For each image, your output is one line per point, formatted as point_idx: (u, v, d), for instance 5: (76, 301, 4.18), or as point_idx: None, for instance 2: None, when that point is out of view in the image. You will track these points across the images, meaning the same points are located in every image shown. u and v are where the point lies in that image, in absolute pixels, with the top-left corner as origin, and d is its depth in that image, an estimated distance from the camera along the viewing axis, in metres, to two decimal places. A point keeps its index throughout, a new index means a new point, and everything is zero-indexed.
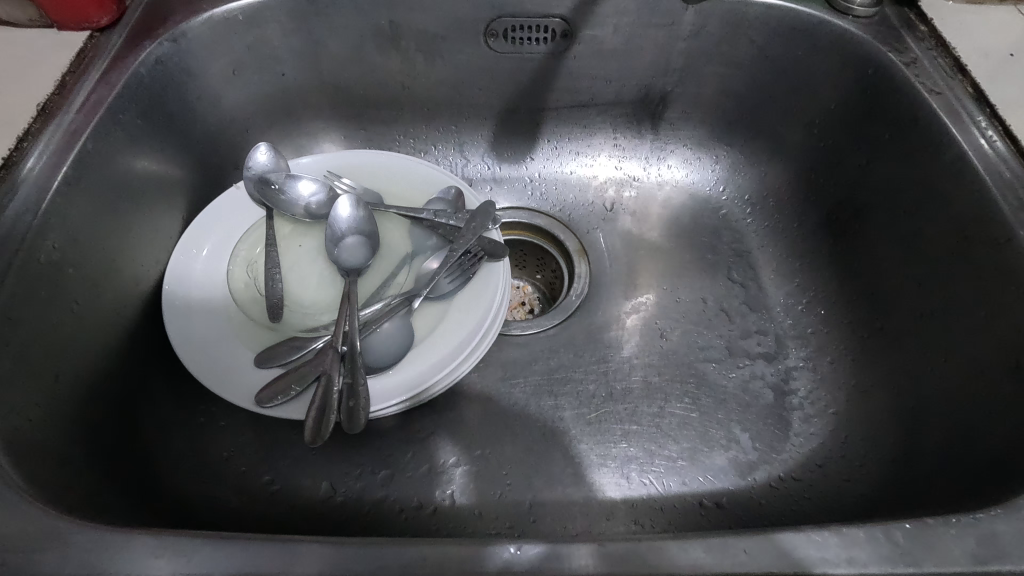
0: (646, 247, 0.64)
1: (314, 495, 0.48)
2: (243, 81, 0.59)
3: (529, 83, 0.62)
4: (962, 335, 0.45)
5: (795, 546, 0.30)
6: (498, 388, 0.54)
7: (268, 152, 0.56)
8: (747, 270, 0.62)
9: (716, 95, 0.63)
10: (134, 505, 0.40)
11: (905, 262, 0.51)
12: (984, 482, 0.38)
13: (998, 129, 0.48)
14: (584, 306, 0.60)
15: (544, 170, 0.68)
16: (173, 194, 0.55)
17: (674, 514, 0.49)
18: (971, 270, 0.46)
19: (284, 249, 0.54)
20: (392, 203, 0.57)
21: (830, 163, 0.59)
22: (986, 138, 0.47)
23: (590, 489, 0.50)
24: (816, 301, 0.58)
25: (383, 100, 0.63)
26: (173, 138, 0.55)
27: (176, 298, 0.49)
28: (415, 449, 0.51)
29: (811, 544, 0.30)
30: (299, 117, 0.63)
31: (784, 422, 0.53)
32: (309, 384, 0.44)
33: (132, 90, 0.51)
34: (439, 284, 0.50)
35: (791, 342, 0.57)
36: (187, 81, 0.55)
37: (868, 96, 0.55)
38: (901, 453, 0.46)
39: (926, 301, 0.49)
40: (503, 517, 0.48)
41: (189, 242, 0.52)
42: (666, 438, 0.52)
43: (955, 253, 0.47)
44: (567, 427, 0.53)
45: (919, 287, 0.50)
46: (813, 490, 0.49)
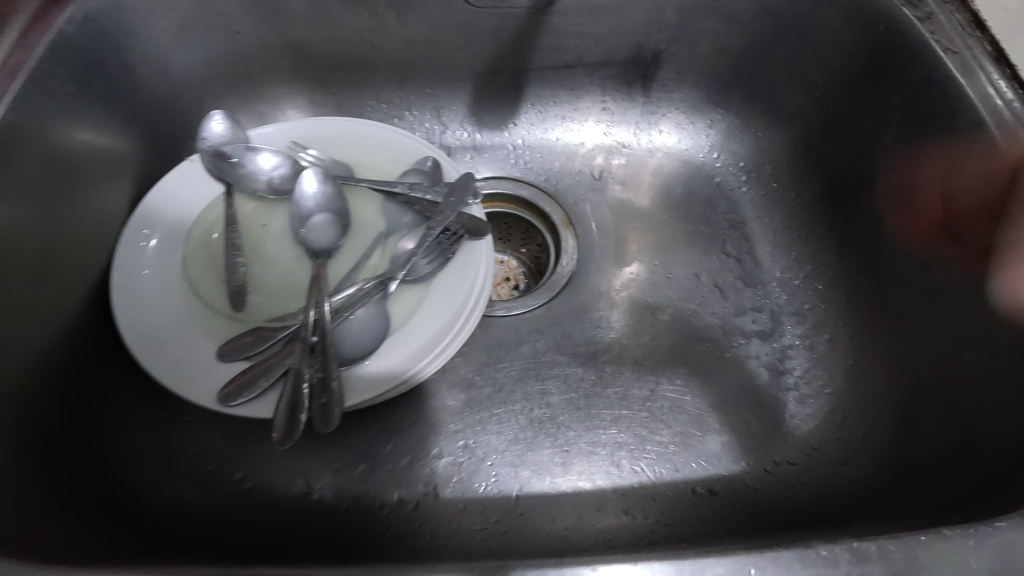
0: (636, 220, 0.60)
1: (288, 492, 0.45)
2: (191, 40, 0.52)
3: (511, 41, 0.57)
4: (972, 315, 0.42)
5: (817, 569, 0.27)
6: (480, 373, 0.52)
7: (223, 121, 0.51)
8: (742, 243, 0.58)
9: (716, 50, 0.57)
10: (86, 518, 0.37)
11: (911, 234, 0.48)
12: (995, 472, 0.35)
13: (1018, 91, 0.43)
14: (572, 283, 0.57)
15: (528, 137, 0.63)
16: (121, 169, 0.49)
17: (667, 502, 0.46)
18: (984, 244, 0.42)
19: (245, 227, 0.49)
20: (363, 176, 0.52)
21: (833, 124, 0.54)
22: (1005, 101, 0.43)
23: (580, 479, 0.47)
24: (815, 275, 0.55)
25: (350, 64, 0.58)
26: (116, 106, 0.49)
27: (127, 288, 0.44)
28: (394, 441, 0.48)
29: (821, 561, 0.27)
30: (259, 82, 0.57)
31: (779, 403, 0.50)
32: (277, 377, 0.42)
33: (57, 53, 0.45)
34: (416, 266, 0.48)
35: (787, 318, 0.54)
36: (126, 41, 0.49)
37: (876, 54, 0.49)
38: (900, 437, 0.43)
39: (933, 275, 0.45)
40: (488, 511, 0.46)
41: (140, 224, 0.47)
42: (657, 422, 0.50)
43: None
44: (556, 413, 0.50)
45: (927, 260, 0.46)
46: (809, 475, 0.46)
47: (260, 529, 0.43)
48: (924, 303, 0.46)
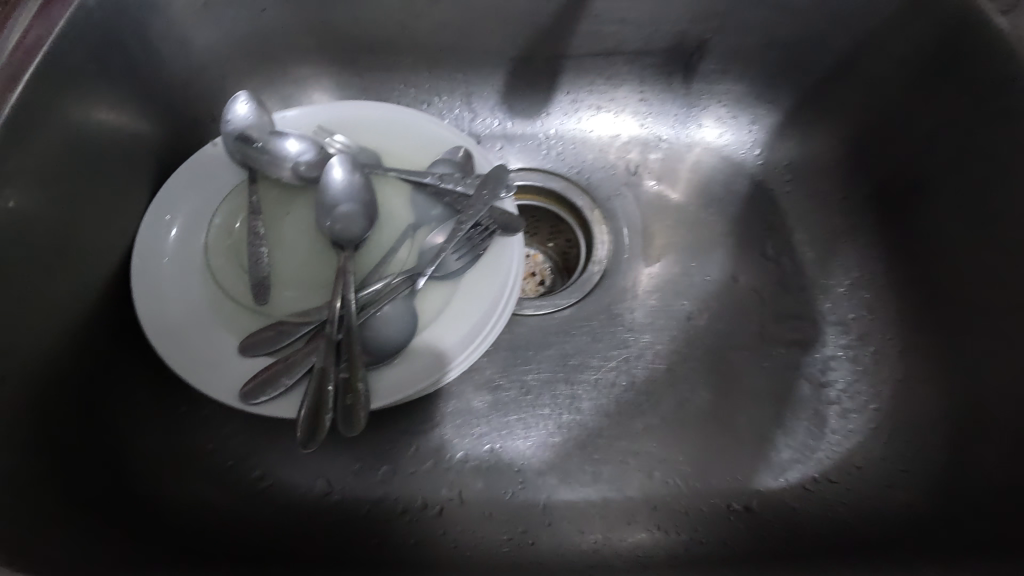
0: (672, 218, 0.57)
1: (308, 492, 0.44)
2: (216, 17, 0.50)
3: (548, 26, 0.54)
4: None
5: None
6: (507, 375, 0.50)
7: (248, 104, 0.49)
8: (784, 246, 0.55)
9: (765, 41, 0.54)
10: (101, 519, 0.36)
11: (973, 245, 0.45)
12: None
13: None
14: (603, 283, 0.54)
15: (561, 127, 0.61)
16: (142, 152, 0.48)
17: (701, 518, 0.44)
18: None
19: (269, 216, 0.47)
20: (391, 164, 0.50)
21: (890, 123, 0.51)
22: None
23: (609, 489, 0.45)
24: (861, 283, 0.52)
25: (379, 45, 0.56)
26: (137, 86, 0.47)
27: (146, 278, 0.43)
28: (418, 442, 0.47)
29: None
30: (284, 62, 0.55)
31: (819, 417, 0.48)
32: (301, 375, 0.40)
33: (76, 28, 0.43)
34: (445, 262, 0.45)
35: (830, 328, 0.51)
36: (148, 17, 0.47)
37: (945, 51, 0.46)
38: (953, 462, 0.41)
39: (998, 291, 0.43)
40: (513, 520, 0.44)
41: (161, 210, 0.45)
42: (690, 433, 0.48)
43: None
44: (585, 420, 0.48)
45: (991, 275, 0.43)
46: (851, 495, 0.44)
47: (280, 530, 0.42)
48: (986, 321, 0.43)
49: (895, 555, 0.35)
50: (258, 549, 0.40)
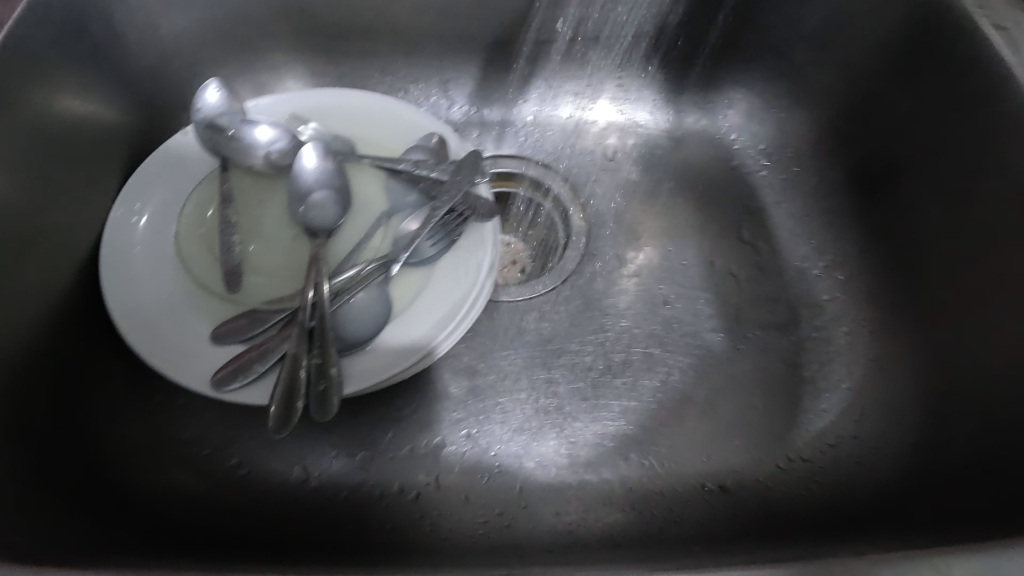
0: (650, 202, 0.57)
1: (286, 480, 0.44)
2: (185, 3, 0.50)
3: (523, 11, 0.54)
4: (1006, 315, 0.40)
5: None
6: (484, 361, 0.50)
7: (219, 92, 0.49)
8: (760, 229, 0.56)
9: (739, 24, 0.54)
10: (74, 507, 0.36)
11: (944, 224, 0.45)
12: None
13: None
14: (581, 269, 0.55)
15: (539, 114, 0.60)
16: (112, 141, 0.47)
17: (677, 499, 0.45)
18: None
19: (242, 205, 0.47)
20: (365, 152, 0.50)
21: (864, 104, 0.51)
22: None
23: (586, 472, 0.46)
24: (836, 265, 0.52)
25: (353, 32, 0.55)
26: (105, 74, 0.47)
27: (117, 267, 0.43)
28: (395, 429, 0.47)
29: None
30: (256, 49, 0.54)
31: (794, 397, 0.48)
32: (273, 362, 0.40)
33: (41, 13, 0.42)
34: (420, 248, 0.45)
35: (806, 309, 0.52)
36: (115, 3, 0.46)
37: (917, 32, 0.46)
38: (924, 438, 0.42)
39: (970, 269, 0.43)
40: (492, 504, 0.44)
41: (132, 198, 0.45)
42: (667, 414, 0.48)
43: (1008, 221, 0.41)
44: (562, 403, 0.48)
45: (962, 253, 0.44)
46: (826, 473, 0.45)
47: (253, 518, 0.42)
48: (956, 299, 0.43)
49: (866, 531, 0.36)
50: (235, 536, 0.40)
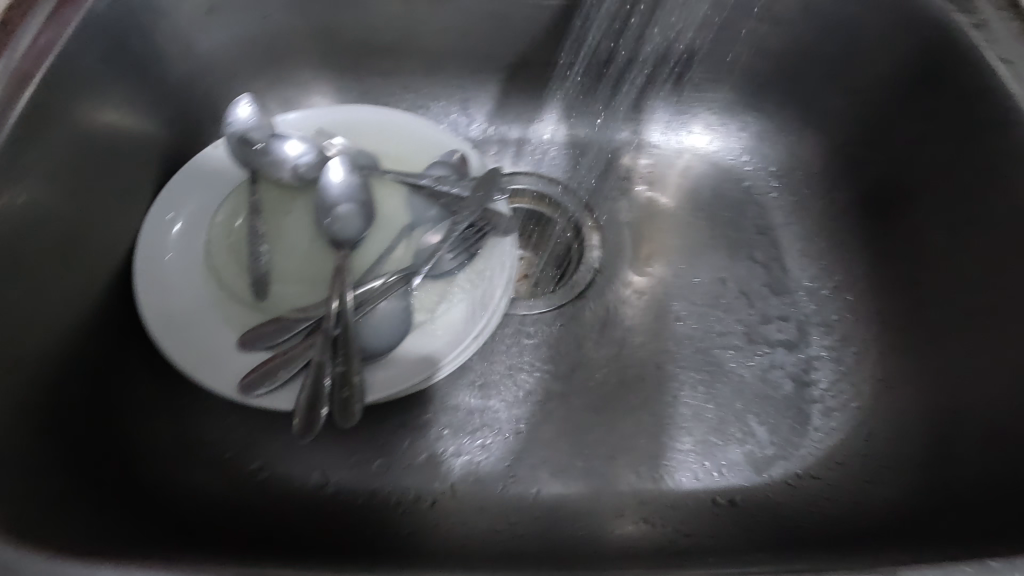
0: (663, 220, 0.59)
1: (304, 485, 0.45)
2: (221, 21, 0.52)
3: (544, 34, 0.56)
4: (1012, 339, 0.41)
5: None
6: (500, 372, 0.51)
7: (250, 107, 0.50)
8: (770, 249, 0.57)
9: (753, 50, 0.56)
10: (107, 504, 0.37)
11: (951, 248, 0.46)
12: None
13: None
14: (595, 284, 0.56)
15: (555, 133, 0.62)
16: (146, 152, 0.49)
17: (687, 512, 0.46)
18: None
19: (270, 216, 0.48)
20: (388, 167, 0.51)
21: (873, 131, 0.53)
22: None
23: (598, 484, 0.47)
24: (845, 286, 0.54)
25: (379, 51, 0.57)
26: (142, 89, 0.49)
27: (150, 273, 0.44)
28: (412, 437, 0.48)
29: None
30: (285, 66, 0.56)
31: (803, 415, 0.49)
32: (298, 370, 0.41)
33: (87, 30, 0.44)
34: (441, 260, 0.47)
35: (815, 328, 0.53)
36: (155, 21, 0.48)
37: (926, 62, 0.48)
38: (932, 458, 0.42)
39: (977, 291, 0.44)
40: (505, 513, 0.45)
41: (165, 208, 0.47)
42: (678, 429, 0.49)
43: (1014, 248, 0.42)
44: (575, 416, 0.49)
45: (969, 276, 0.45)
46: (834, 490, 0.45)
47: (273, 522, 0.43)
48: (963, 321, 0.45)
49: (875, 547, 0.36)
50: (257, 537, 0.41)
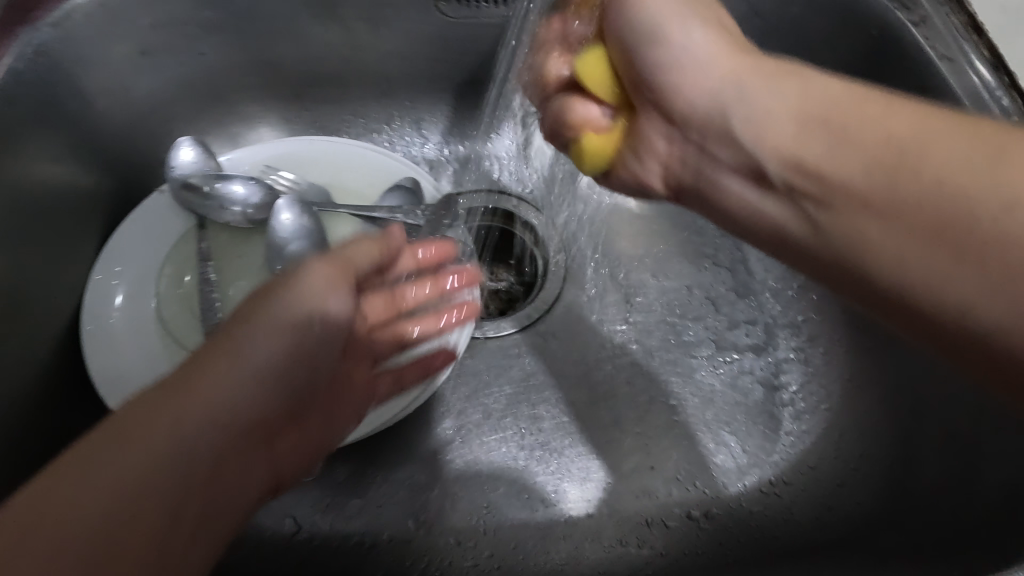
0: (627, 229, 0.58)
1: (277, 533, 0.45)
2: (154, 63, 0.50)
3: (492, 51, 0.54)
4: None
5: None
6: (470, 401, 0.51)
7: (191, 150, 0.50)
8: (733, 251, 0.56)
9: None
10: None
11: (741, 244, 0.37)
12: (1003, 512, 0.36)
13: (1017, 103, 0.40)
14: (561, 301, 0.55)
15: (509, 147, 0.60)
16: (90, 205, 0.49)
17: (664, 529, 0.46)
18: None
19: (221, 260, 0.48)
20: (341, 201, 0.51)
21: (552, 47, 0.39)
22: (992, 96, 0.41)
23: (570, 511, 0.47)
24: (808, 285, 0.53)
25: (325, 80, 0.56)
26: (73, 140, 0.48)
27: (98, 334, 0.44)
28: (383, 477, 0.47)
29: None
30: (230, 101, 0.55)
31: (774, 421, 0.49)
32: None
33: (13, 91, 0.43)
34: None
35: (781, 331, 0.53)
36: (83, 72, 0.47)
37: (869, 61, 0.46)
38: (898, 459, 0.43)
39: None
40: (481, 546, 0.45)
41: (110, 260, 0.47)
42: (651, 442, 0.49)
43: None
44: (547, 439, 0.49)
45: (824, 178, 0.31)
46: (806, 495, 0.46)
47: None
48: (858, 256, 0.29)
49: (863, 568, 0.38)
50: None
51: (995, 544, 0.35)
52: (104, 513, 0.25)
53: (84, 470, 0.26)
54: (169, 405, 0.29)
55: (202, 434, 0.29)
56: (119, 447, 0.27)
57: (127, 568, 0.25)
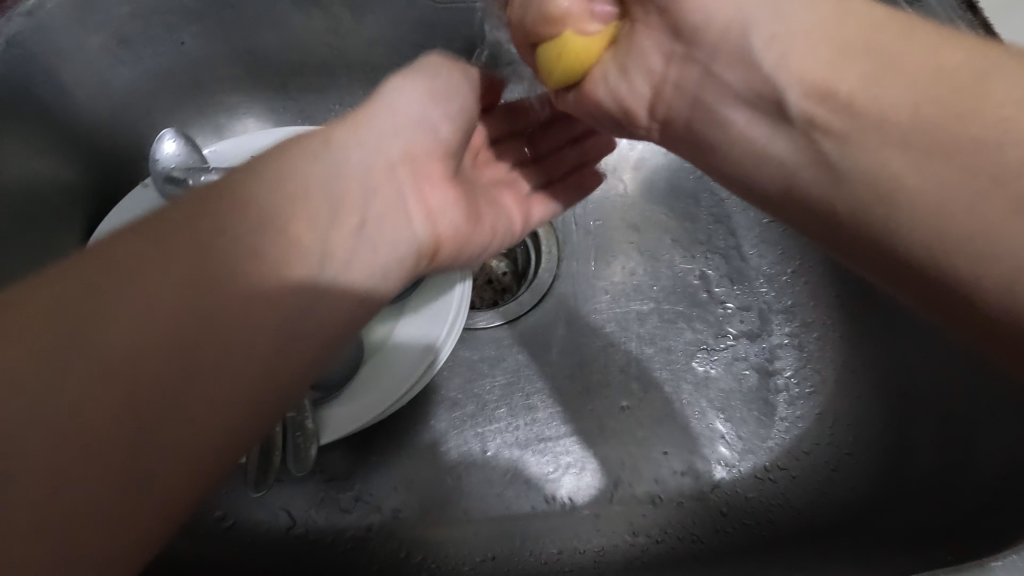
0: (619, 216, 0.57)
1: (271, 528, 0.45)
2: (133, 54, 0.49)
3: None
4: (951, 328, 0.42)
5: None
6: (464, 392, 0.50)
7: (174, 143, 0.50)
8: (726, 237, 0.56)
9: None
10: None
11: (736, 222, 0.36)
12: (993, 492, 0.36)
13: None
14: (554, 290, 0.55)
15: None
16: (71, 201, 0.48)
17: (660, 517, 0.46)
18: None
19: None
20: None
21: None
22: None
23: (565, 501, 0.47)
24: (802, 270, 0.53)
25: (310, 69, 0.55)
26: (49, 134, 0.47)
27: None
28: (377, 470, 0.47)
29: None
30: (213, 92, 0.54)
31: (768, 407, 0.49)
32: None
33: None
34: None
35: (775, 316, 0.52)
36: (58, 64, 0.46)
37: None
38: (891, 443, 0.44)
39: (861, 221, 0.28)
40: (477, 538, 0.45)
41: None
42: (646, 430, 0.49)
43: None
44: (542, 429, 0.49)
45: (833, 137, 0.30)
46: (801, 480, 0.46)
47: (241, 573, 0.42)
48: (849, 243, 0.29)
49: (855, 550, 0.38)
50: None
51: (985, 521, 0.35)
52: (139, 344, 0.25)
53: (77, 332, 0.25)
54: (164, 251, 0.27)
55: (243, 255, 0.29)
56: (126, 290, 0.26)
57: (106, 433, 0.24)
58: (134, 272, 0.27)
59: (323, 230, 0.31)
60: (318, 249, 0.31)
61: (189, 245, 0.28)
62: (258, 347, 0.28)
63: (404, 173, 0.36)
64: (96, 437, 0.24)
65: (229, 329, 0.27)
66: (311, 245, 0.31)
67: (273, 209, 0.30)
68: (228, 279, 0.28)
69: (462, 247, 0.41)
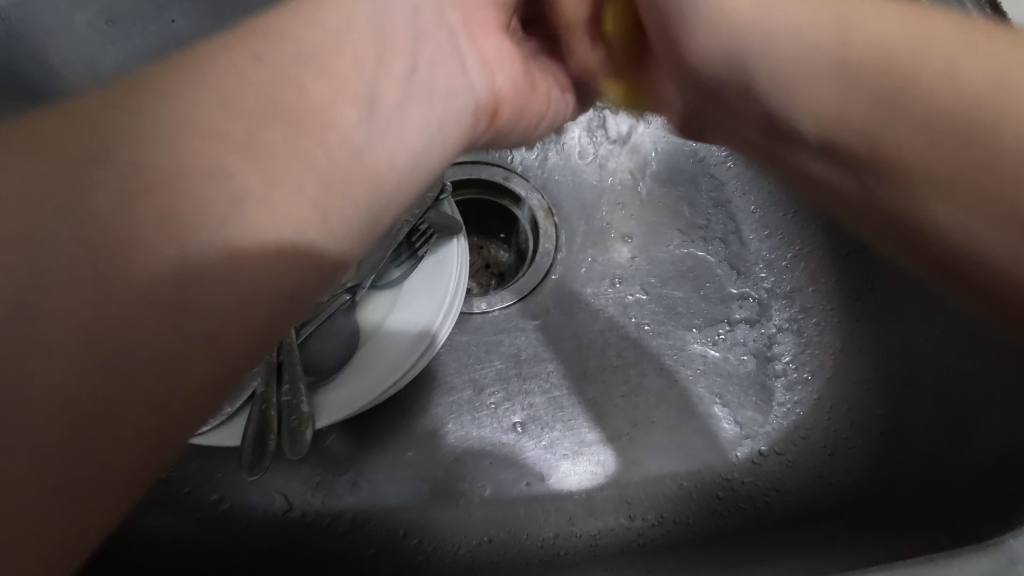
0: (619, 199, 0.57)
1: (268, 511, 0.45)
2: (121, 32, 0.48)
3: None
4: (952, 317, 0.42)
5: None
6: (461, 376, 0.50)
7: None
8: (726, 221, 0.55)
9: None
10: None
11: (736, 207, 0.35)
12: (990, 479, 0.36)
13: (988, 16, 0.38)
14: (552, 275, 0.54)
15: None
16: None
17: (658, 500, 0.46)
18: None
19: None
20: None
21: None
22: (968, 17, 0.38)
23: (562, 485, 0.47)
24: (802, 256, 0.52)
25: None
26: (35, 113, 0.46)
27: None
28: (374, 455, 0.47)
29: None
30: None
31: (767, 392, 0.49)
32: (244, 404, 0.41)
33: None
34: (384, 272, 0.45)
35: (775, 302, 0.52)
36: None
37: None
38: (890, 428, 0.44)
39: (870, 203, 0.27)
40: (474, 521, 0.45)
41: None
42: (643, 415, 0.49)
43: None
44: (538, 414, 0.49)
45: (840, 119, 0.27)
46: (798, 465, 0.46)
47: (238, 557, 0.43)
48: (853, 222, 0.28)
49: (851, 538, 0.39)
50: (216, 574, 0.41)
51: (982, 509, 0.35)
52: (136, 187, 0.20)
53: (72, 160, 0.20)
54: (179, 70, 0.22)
55: (279, 86, 0.23)
56: (136, 113, 0.21)
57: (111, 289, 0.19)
58: (116, 110, 0.21)
59: (370, 71, 0.26)
60: (364, 90, 0.25)
61: (211, 83, 0.23)
62: (305, 188, 0.23)
63: (452, 24, 0.32)
64: (116, 310, 0.19)
65: (268, 175, 0.22)
66: (356, 84, 0.25)
67: (301, 42, 0.25)
68: (262, 113, 0.23)
69: (521, 113, 0.37)
